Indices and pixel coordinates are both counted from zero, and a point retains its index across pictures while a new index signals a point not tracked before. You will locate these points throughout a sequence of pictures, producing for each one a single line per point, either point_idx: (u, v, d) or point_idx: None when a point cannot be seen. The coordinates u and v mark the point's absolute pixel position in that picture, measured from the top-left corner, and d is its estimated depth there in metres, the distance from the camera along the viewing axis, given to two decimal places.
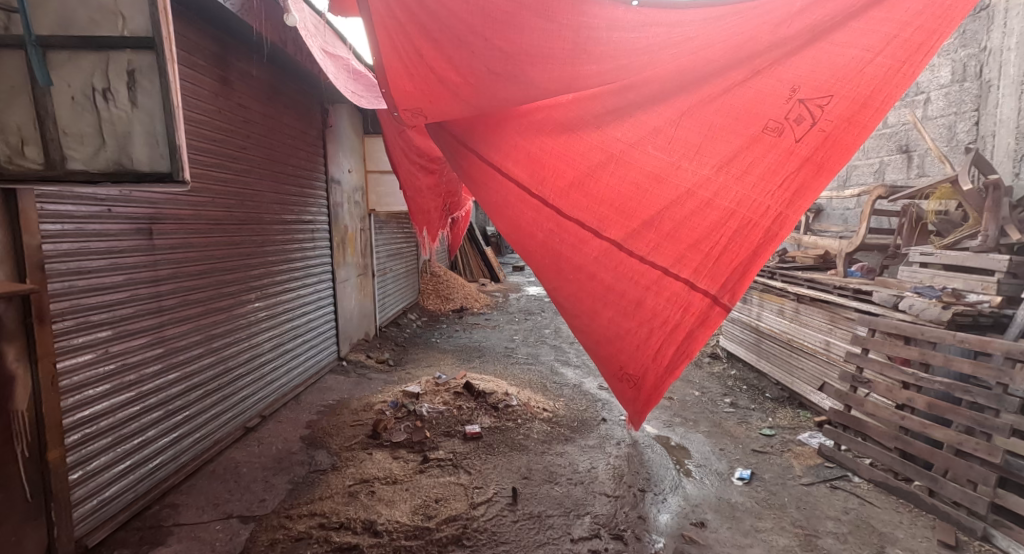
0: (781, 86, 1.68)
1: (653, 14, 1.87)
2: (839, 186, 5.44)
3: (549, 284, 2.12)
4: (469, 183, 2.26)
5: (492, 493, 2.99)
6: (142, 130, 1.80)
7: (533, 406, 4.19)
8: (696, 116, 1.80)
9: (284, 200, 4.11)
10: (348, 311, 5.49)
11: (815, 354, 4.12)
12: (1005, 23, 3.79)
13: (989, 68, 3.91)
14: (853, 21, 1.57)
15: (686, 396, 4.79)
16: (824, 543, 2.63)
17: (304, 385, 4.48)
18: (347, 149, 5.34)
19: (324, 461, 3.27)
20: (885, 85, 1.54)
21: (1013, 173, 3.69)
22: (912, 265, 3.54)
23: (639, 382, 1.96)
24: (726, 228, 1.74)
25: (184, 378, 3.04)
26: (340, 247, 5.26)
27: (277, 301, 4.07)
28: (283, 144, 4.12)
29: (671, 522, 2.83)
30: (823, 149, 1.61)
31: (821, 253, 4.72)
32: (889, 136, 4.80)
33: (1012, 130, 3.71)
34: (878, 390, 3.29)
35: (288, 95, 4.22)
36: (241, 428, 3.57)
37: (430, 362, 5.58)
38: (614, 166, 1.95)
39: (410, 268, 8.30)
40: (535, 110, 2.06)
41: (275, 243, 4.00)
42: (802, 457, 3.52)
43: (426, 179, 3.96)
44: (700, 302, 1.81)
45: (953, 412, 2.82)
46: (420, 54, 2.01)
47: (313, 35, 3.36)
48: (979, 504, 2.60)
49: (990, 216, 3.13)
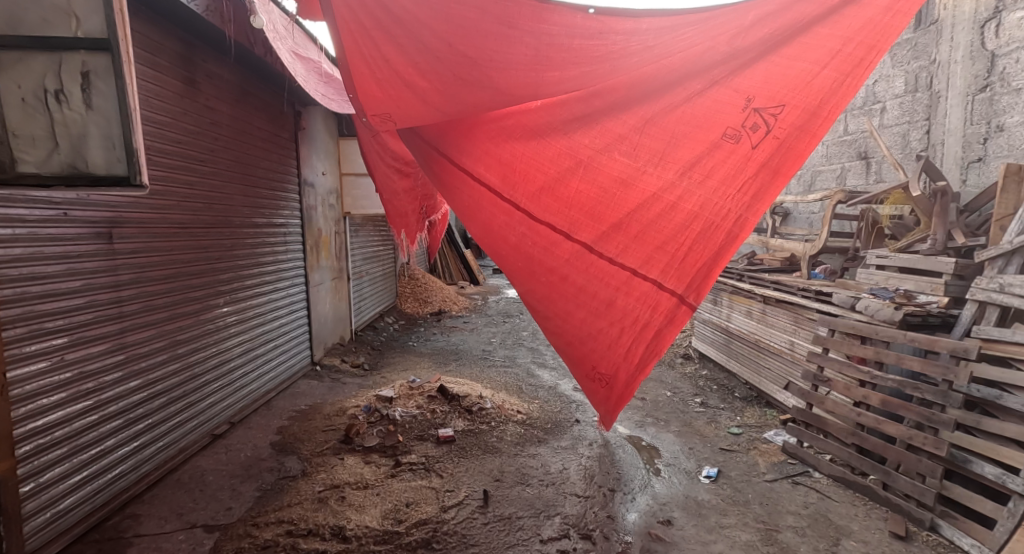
0: (736, 95, 1.79)
1: (611, 21, 1.91)
2: (805, 190, 5.60)
3: (521, 287, 2.15)
4: (440, 188, 2.27)
5: (463, 496, 3.01)
6: (97, 133, 1.78)
7: (506, 409, 4.21)
8: (659, 124, 1.89)
9: (253, 203, 4.05)
10: (323, 315, 5.43)
11: (780, 354, 4.23)
12: (952, 37, 3.97)
13: (938, 80, 4.08)
14: (801, 36, 1.70)
15: (658, 396, 4.87)
16: (783, 537, 2.71)
17: (276, 390, 4.43)
18: (321, 151, 5.30)
19: (294, 467, 3.23)
20: (831, 96, 1.67)
21: (961, 180, 3.87)
22: (869, 268, 3.70)
23: (611, 381, 2.04)
24: (690, 229, 1.84)
25: (146, 386, 2.96)
26: (314, 249, 5.21)
27: (247, 305, 4.00)
28: (251, 146, 4.05)
29: (639, 521, 2.88)
30: (776, 154, 1.73)
31: (788, 256, 4.87)
32: (849, 143, 4.96)
33: (960, 139, 3.88)
34: (836, 388, 3.38)
35: (258, 96, 4.17)
36: (208, 436, 3.50)
37: (406, 366, 5.56)
38: (583, 170, 2.00)
39: (388, 271, 8.24)
40: (505, 116, 2.10)
41: (245, 247, 3.94)
42: (766, 455, 3.61)
43: (401, 182, 3.96)
44: (668, 301, 1.89)
45: (904, 408, 2.93)
46: (386, 60, 2.01)
47: (281, 37, 3.32)
48: (927, 496, 2.71)
49: (939, 220, 3.34)
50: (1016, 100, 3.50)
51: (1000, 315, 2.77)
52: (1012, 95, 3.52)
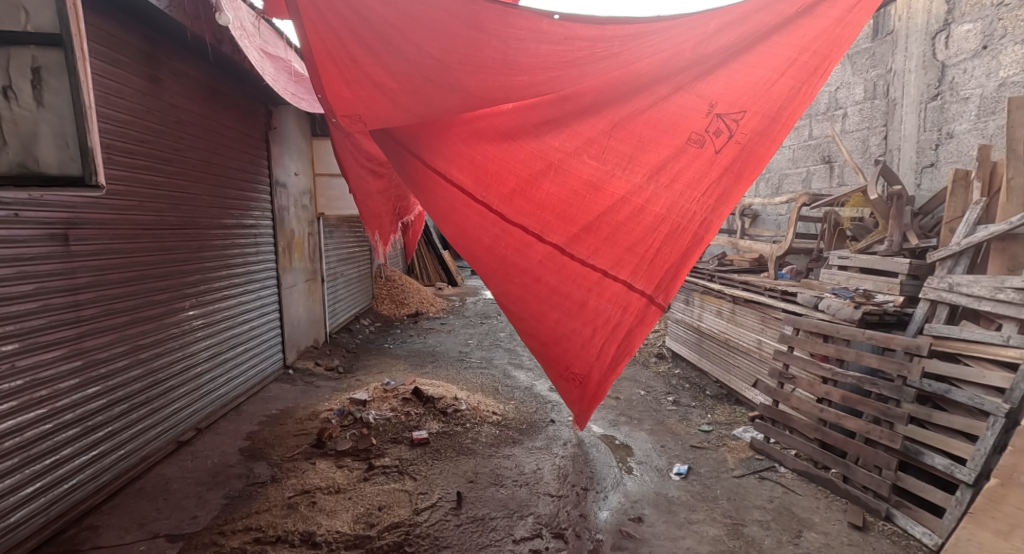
0: (700, 101, 1.84)
1: (576, 27, 1.95)
2: (773, 192, 5.75)
3: (495, 288, 2.16)
4: (412, 190, 2.26)
5: (437, 498, 3.00)
6: (50, 131, 1.71)
7: (481, 410, 4.21)
8: (627, 128, 1.93)
9: (222, 204, 3.96)
10: (296, 317, 5.33)
11: (749, 353, 4.34)
12: (906, 47, 4.14)
13: (894, 88, 4.25)
14: (760, 45, 1.77)
15: (632, 395, 4.93)
16: (749, 530, 2.78)
17: (247, 394, 4.33)
18: (293, 151, 5.21)
19: (263, 473, 3.16)
20: (788, 102, 1.74)
21: (915, 185, 4.03)
22: (832, 268, 3.83)
23: (584, 381, 2.08)
24: (659, 232, 1.89)
25: (106, 393, 2.87)
26: (286, 251, 5.12)
27: (215, 308, 3.89)
28: (220, 145, 3.96)
29: (610, 519, 2.92)
30: (738, 159, 1.80)
31: (756, 257, 4.99)
32: (814, 147, 5.13)
33: (914, 145, 4.04)
34: (801, 385, 3.48)
35: (227, 95, 4.07)
36: (172, 443, 3.40)
37: (382, 368, 5.50)
38: (554, 173, 2.02)
39: (363, 273, 8.14)
40: (476, 117, 2.11)
41: (213, 248, 3.85)
42: (735, 451, 3.70)
43: (375, 183, 3.92)
44: (638, 302, 1.95)
45: (863, 403, 3.05)
46: (354, 60, 1.98)
47: (249, 35, 3.25)
48: (883, 487, 2.83)
49: (895, 223, 3.47)
50: (964, 109, 3.67)
51: (950, 313, 2.93)
52: (961, 104, 3.69)
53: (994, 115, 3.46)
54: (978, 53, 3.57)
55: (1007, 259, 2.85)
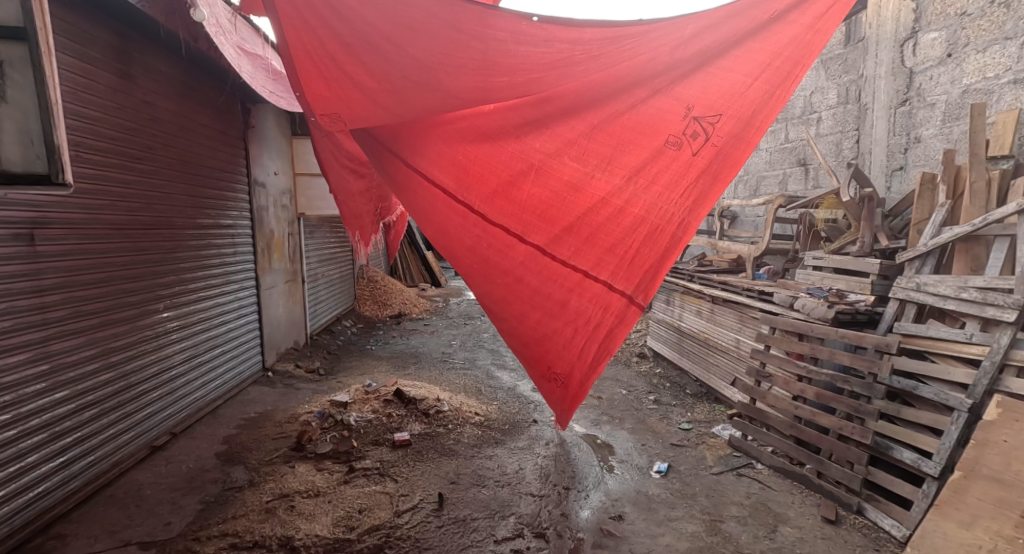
0: (677, 104, 1.87)
1: (555, 29, 1.95)
2: (751, 194, 5.86)
3: (477, 289, 2.17)
4: (394, 190, 2.26)
5: (418, 500, 2.98)
6: (9, 127, 1.54)
7: (464, 411, 4.20)
8: (606, 130, 1.95)
9: (198, 204, 3.88)
10: (275, 319, 5.25)
11: (727, 351, 4.42)
12: (877, 54, 4.26)
13: (866, 93, 4.38)
14: (735, 50, 1.81)
15: (614, 395, 4.97)
16: (726, 526, 2.83)
17: (224, 398, 4.25)
18: (273, 150, 5.13)
19: (240, 477, 3.10)
20: (763, 106, 1.78)
21: (886, 187, 4.15)
22: (807, 269, 3.93)
23: (565, 380, 2.11)
24: (638, 233, 1.92)
25: (74, 397, 2.79)
26: (265, 252, 5.04)
27: (190, 310, 3.81)
28: (196, 143, 3.88)
29: (591, 517, 2.94)
30: (714, 161, 1.83)
31: (735, 257, 5.08)
32: (790, 150, 5.25)
33: (884, 149, 4.17)
34: (777, 383, 3.55)
35: (203, 92, 3.99)
36: (146, 448, 3.32)
37: (364, 370, 5.45)
38: (535, 174, 2.04)
39: (345, 273, 8.05)
40: (458, 118, 2.11)
41: (188, 249, 3.77)
42: (714, 448, 3.76)
43: (356, 183, 3.88)
44: (618, 302, 1.97)
45: (835, 400, 3.13)
46: (333, 59, 1.96)
47: (225, 31, 3.19)
48: (855, 481, 2.91)
49: (866, 225, 3.58)
50: (931, 114, 3.79)
51: (917, 312, 3.02)
52: (927, 110, 3.82)
53: (959, 121, 3.59)
54: (944, 61, 3.70)
55: (970, 259, 2.96)
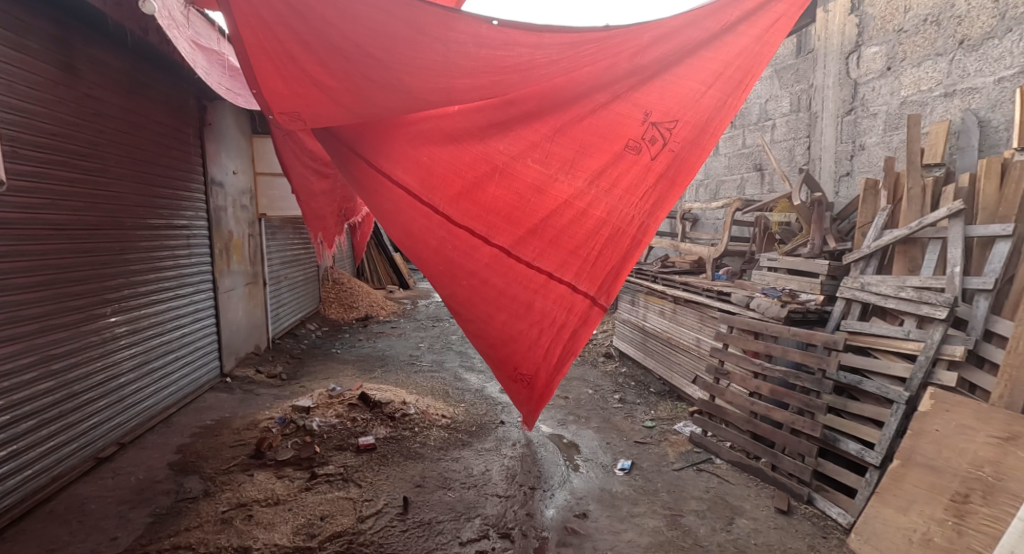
0: (636, 109, 1.92)
1: (516, 33, 1.94)
2: (711, 197, 6.06)
3: (443, 290, 2.18)
4: (360, 190, 2.27)
5: (382, 504, 2.94)
6: None
7: (430, 414, 4.17)
8: (568, 133, 1.98)
9: (149, 203, 3.72)
10: (234, 323, 5.08)
11: (688, 350, 4.55)
12: (825, 65, 4.48)
13: (815, 102, 4.59)
14: (690, 58, 1.87)
15: (580, 395, 5.04)
16: (686, 520, 2.91)
17: (178, 405, 4.08)
18: (232, 148, 4.96)
19: (195, 487, 2.98)
20: (716, 113, 1.85)
21: (834, 192, 4.36)
22: (762, 270, 4.09)
23: (531, 380, 2.14)
24: (600, 234, 1.95)
25: (9, 408, 2.62)
26: (224, 253, 4.87)
27: (140, 314, 3.64)
28: (147, 141, 3.71)
29: (556, 516, 2.98)
30: (672, 166, 1.89)
31: (695, 259, 5.23)
32: (747, 155, 5.45)
33: (832, 156, 4.39)
34: (734, 380, 3.68)
35: (154, 87, 3.81)
36: (90, 460, 3.15)
37: (328, 374, 5.34)
38: (499, 176, 2.05)
39: (309, 275, 7.86)
40: (422, 119, 2.11)
41: (138, 250, 3.60)
42: (675, 445, 3.86)
43: (319, 183, 3.79)
44: (582, 302, 2.00)
45: (788, 396, 3.27)
46: (291, 57, 1.92)
47: (179, 24, 3.06)
48: (806, 473, 3.04)
49: (817, 227, 3.76)
50: (873, 123, 4.01)
51: (862, 310, 3.21)
52: (870, 119, 4.04)
53: (898, 130, 3.82)
54: (884, 73, 3.92)
55: (909, 260, 3.15)
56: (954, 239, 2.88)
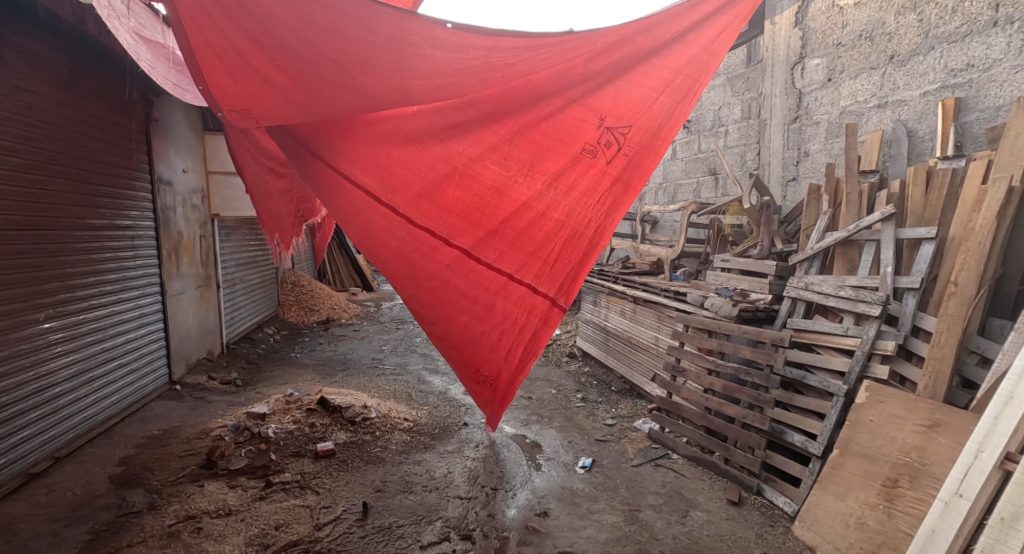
0: (592, 114, 1.96)
1: (471, 37, 1.93)
2: (669, 200, 6.24)
3: (405, 292, 2.18)
4: (318, 189, 2.25)
5: (340, 511, 2.88)
6: None
7: (392, 417, 4.11)
8: (526, 136, 2.00)
9: (88, 202, 3.52)
10: (185, 327, 4.86)
11: (647, 349, 4.67)
12: (773, 75, 4.70)
13: (765, 109, 4.81)
14: (641, 66, 1.93)
15: (544, 395, 5.09)
16: (644, 515, 2.99)
17: (122, 415, 3.87)
18: (182, 146, 4.75)
19: (139, 501, 2.83)
20: (668, 119, 1.91)
21: (781, 196, 4.58)
22: (716, 270, 4.25)
23: (494, 382, 2.16)
24: (559, 236, 1.98)
25: None
26: (173, 255, 4.65)
27: (78, 320, 3.43)
28: (86, 135, 3.53)
29: (518, 515, 3.00)
30: (627, 170, 1.94)
31: (654, 260, 5.38)
32: (702, 160, 5.66)
33: (780, 161, 4.61)
34: (690, 377, 3.80)
35: (93, 79, 3.61)
36: (21, 476, 2.95)
37: (286, 379, 5.19)
38: (458, 178, 2.05)
39: (267, 277, 7.61)
40: (379, 119, 2.09)
41: (76, 252, 3.40)
42: (635, 442, 3.96)
43: (276, 182, 3.68)
44: (542, 304, 2.02)
45: (739, 391, 3.41)
46: (240, 53, 1.86)
47: (121, 15, 2.90)
48: (756, 465, 3.18)
49: (765, 230, 3.94)
50: (816, 131, 4.24)
51: (806, 309, 3.39)
52: (814, 127, 4.27)
53: (838, 138, 4.04)
54: (825, 84, 4.15)
55: (847, 260, 3.35)
56: (886, 241, 3.08)
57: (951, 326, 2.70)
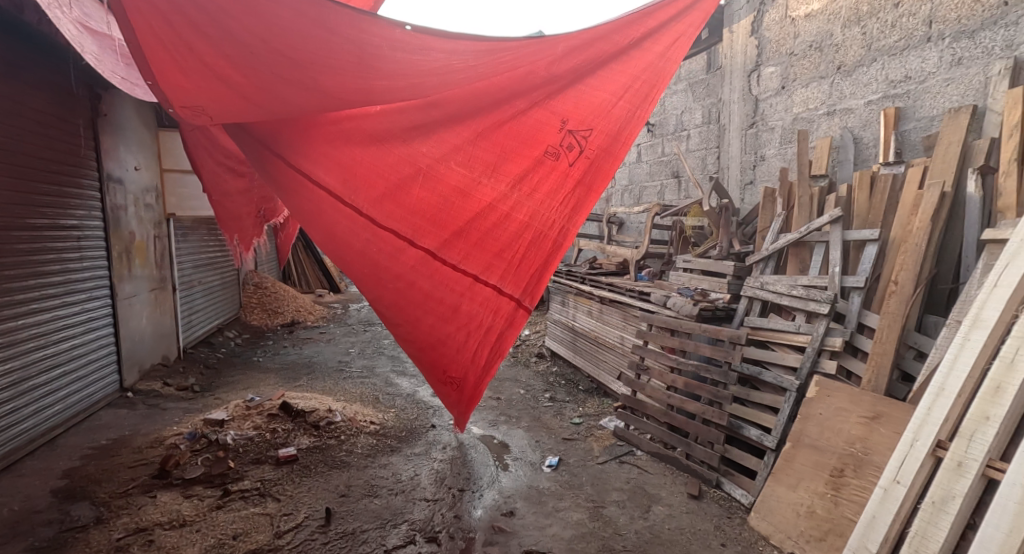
0: (554, 117, 1.99)
1: (430, 39, 1.93)
2: (635, 201, 6.37)
3: (370, 293, 2.17)
4: (280, 191, 2.22)
5: (302, 518, 2.82)
6: None
7: (358, 420, 4.05)
8: (489, 137, 2.01)
9: (27, 202, 3.33)
10: (137, 331, 4.65)
11: (613, 348, 4.75)
12: (731, 82, 4.86)
13: (724, 115, 4.97)
14: (601, 70, 1.97)
15: (512, 395, 5.11)
16: (608, 511, 3.04)
17: (67, 425, 3.67)
18: (133, 142, 4.55)
19: (85, 515, 2.70)
20: (628, 122, 1.95)
21: (739, 198, 4.74)
22: (678, 270, 4.36)
23: (461, 383, 2.15)
24: (523, 238, 1.99)
25: None
26: (125, 256, 4.45)
27: (17, 325, 3.24)
28: (25, 131, 3.33)
29: (484, 516, 3.00)
30: (589, 172, 1.97)
31: (620, 260, 5.48)
32: (666, 163, 5.80)
33: (738, 165, 4.77)
34: (654, 375, 3.89)
35: (33, 71, 3.41)
36: None
37: (248, 384, 5.03)
38: (423, 179, 2.04)
39: (228, 279, 7.36)
40: (341, 118, 2.07)
41: (15, 254, 3.21)
42: (600, 440, 4.02)
43: (235, 182, 3.57)
44: (507, 305, 2.03)
45: (700, 388, 3.51)
46: (191, 48, 1.80)
47: (62, 5, 2.76)
48: (715, 459, 3.28)
49: (724, 231, 4.08)
50: (771, 136, 4.41)
51: (761, 307, 3.52)
52: (769, 133, 4.44)
53: (791, 144, 4.22)
54: (779, 91, 4.33)
55: (800, 261, 3.50)
56: (835, 242, 3.24)
57: (892, 322, 2.85)
